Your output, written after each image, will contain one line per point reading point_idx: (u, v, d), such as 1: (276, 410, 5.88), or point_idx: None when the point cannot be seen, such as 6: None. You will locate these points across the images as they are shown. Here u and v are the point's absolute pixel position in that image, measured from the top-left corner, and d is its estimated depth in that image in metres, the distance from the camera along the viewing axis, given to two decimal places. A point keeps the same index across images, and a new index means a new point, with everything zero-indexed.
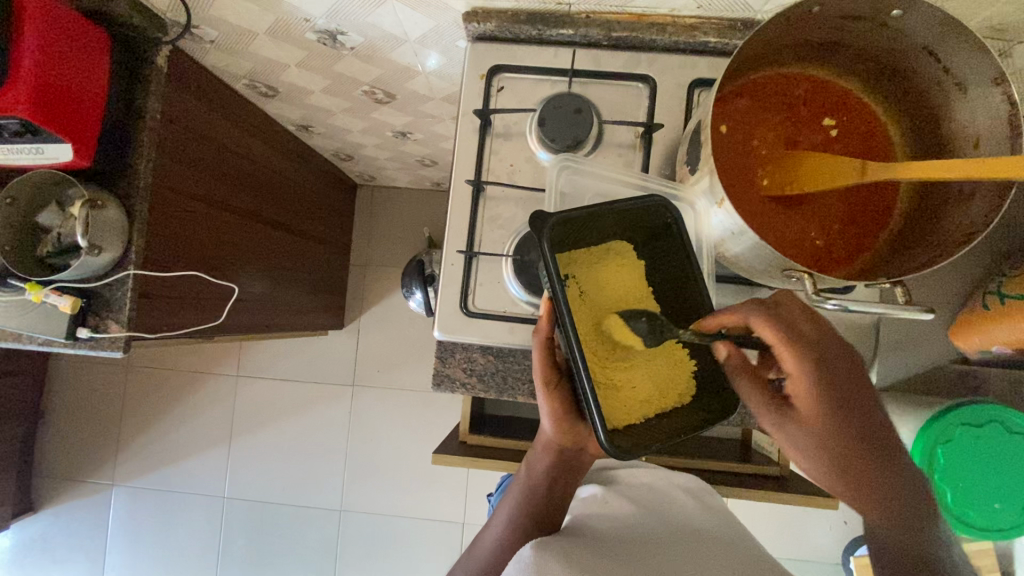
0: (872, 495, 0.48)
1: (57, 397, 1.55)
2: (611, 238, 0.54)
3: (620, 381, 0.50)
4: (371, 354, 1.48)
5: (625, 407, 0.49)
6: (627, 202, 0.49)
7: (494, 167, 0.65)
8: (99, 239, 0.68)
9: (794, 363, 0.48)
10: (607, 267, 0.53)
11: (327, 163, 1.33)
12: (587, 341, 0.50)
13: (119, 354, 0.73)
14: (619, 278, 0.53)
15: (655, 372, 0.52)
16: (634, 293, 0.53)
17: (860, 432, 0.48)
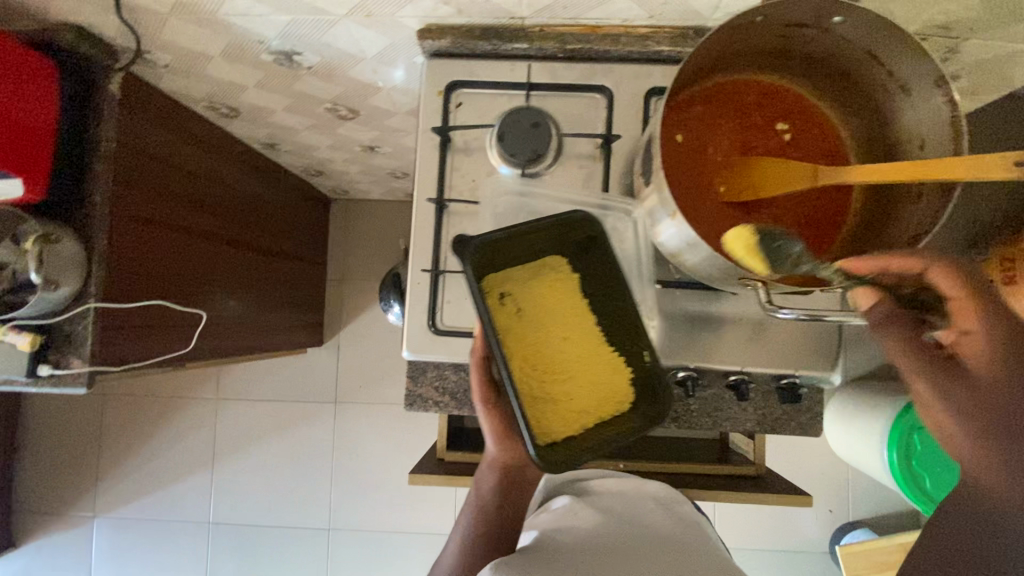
0: None
1: (31, 430, 1.51)
2: (545, 253, 0.57)
3: (558, 395, 0.54)
4: (352, 369, 1.47)
5: (564, 420, 0.53)
6: (547, 221, 0.53)
7: (455, 183, 0.65)
8: (56, 273, 0.66)
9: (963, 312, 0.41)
10: (542, 283, 0.56)
11: (297, 179, 1.32)
12: (521, 356, 0.53)
13: (83, 389, 0.71)
14: (554, 292, 0.56)
15: (591, 382, 0.55)
16: (569, 306, 0.56)
17: None
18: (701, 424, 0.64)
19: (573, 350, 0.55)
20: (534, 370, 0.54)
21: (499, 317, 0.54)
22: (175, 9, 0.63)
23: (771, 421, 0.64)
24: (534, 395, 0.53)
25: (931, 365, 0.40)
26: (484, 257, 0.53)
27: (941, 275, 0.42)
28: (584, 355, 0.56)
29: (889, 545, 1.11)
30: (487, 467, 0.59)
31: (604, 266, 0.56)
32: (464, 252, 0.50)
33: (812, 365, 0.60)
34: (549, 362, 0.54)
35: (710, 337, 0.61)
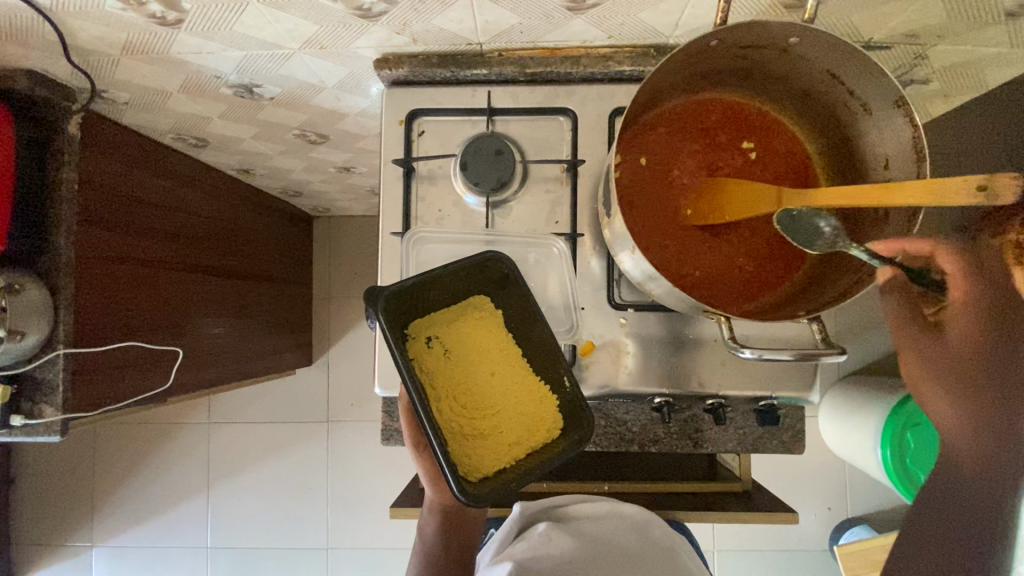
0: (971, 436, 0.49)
1: (27, 462, 1.51)
2: (468, 294, 0.59)
3: (485, 429, 0.53)
4: (343, 388, 1.47)
5: (493, 453, 0.53)
6: (458, 262, 0.54)
7: (422, 213, 0.63)
8: (21, 323, 0.65)
9: (966, 296, 0.50)
10: (464, 321, 0.57)
11: (276, 200, 1.31)
12: (444, 395, 0.54)
13: (57, 437, 0.70)
14: (477, 329, 0.57)
15: (522, 413, 0.55)
16: (495, 341, 0.57)
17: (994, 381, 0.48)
18: (682, 446, 0.64)
19: (500, 384, 0.56)
20: (461, 408, 0.54)
21: (424, 358, 0.55)
22: (127, 51, 0.61)
23: (753, 441, 0.63)
24: (461, 431, 0.53)
25: (910, 334, 0.53)
26: (400, 304, 0.54)
27: (953, 266, 0.50)
28: (511, 388, 0.56)
29: (884, 544, 1.11)
30: (427, 510, 0.66)
31: (523, 298, 0.57)
32: (375, 302, 0.51)
33: (793, 384, 0.59)
34: (476, 398, 0.55)
35: (687, 359, 0.60)
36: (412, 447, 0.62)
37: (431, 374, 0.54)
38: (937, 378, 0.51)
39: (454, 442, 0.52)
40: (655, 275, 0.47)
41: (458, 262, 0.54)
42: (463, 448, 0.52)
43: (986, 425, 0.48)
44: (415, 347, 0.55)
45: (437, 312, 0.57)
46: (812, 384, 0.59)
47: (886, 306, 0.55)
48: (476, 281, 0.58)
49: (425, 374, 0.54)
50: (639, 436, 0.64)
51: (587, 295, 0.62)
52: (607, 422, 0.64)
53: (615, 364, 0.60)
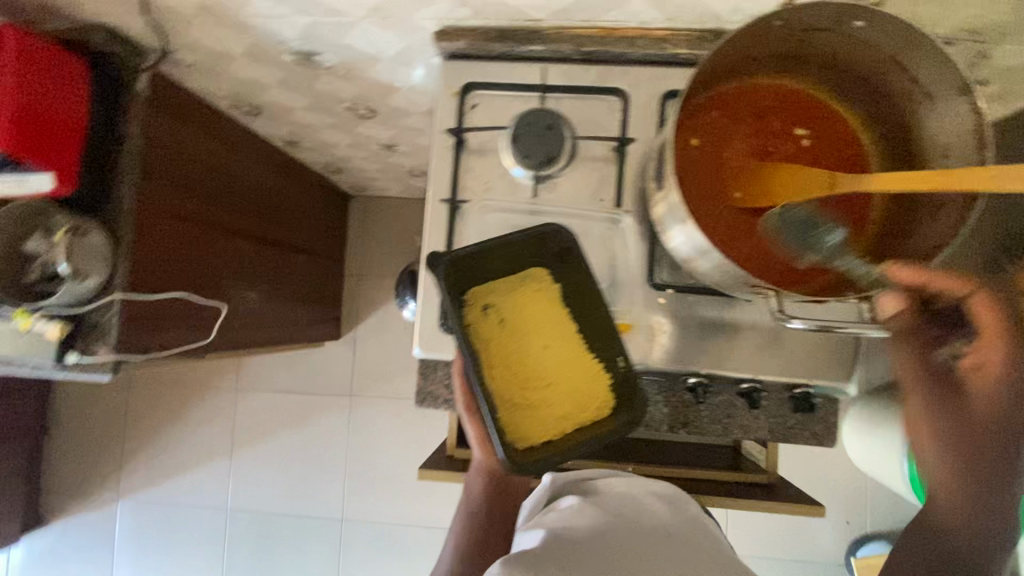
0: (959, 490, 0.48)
1: (62, 412, 1.58)
2: (527, 266, 0.59)
3: (536, 399, 0.55)
4: (367, 364, 1.50)
5: (541, 425, 0.54)
6: (516, 233, 0.56)
7: (469, 183, 0.65)
8: (84, 265, 0.69)
9: (995, 346, 0.46)
10: (521, 292, 0.58)
11: (317, 175, 1.34)
12: (498, 362, 0.55)
13: (108, 376, 0.74)
14: (533, 302, 0.58)
15: (573, 387, 0.56)
16: (550, 315, 0.58)
17: (985, 435, 0.47)
18: (711, 431, 0.64)
19: (555, 358, 0.57)
20: (514, 377, 0.55)
21: (481, 327, 0.56)
22: (201, 11, 0.64)
23: (784, 432, 0.63)
24: (512, 401, 0.55)
25: (930, 380, 0.49)
26: (460, 272, 0.56)
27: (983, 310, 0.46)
28: (565, 363, 0.57)
29: None
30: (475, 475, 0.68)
31: (580, 274, 0.58)
32: (435, 265, 0.54)
33: (830, 375, 0.59)
34: (529, 369, 0.56)
35: (723, 343, 0.60)
36: (464, 412, 0.62)
37: (486, 341, 0.56)
38: (939, 431, 0.49)
39: (506, 411, 0.54)
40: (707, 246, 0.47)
41: (519, 235, 0.57)
42: (514, 415, 0.54)
43: (970, 480, 0.48)
44: (471, 316, 0.56)
45: (496, 282, 0.58)
46: (849, 376, 0.59)
47: (891, 339, 0.50)
48: (536, 254, 0.59)
49: (481, 341, 0.56)
50: (668, 418, 0.65)
51: (627, 274, 0.62)
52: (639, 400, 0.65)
53: (651, 343, 0.61)
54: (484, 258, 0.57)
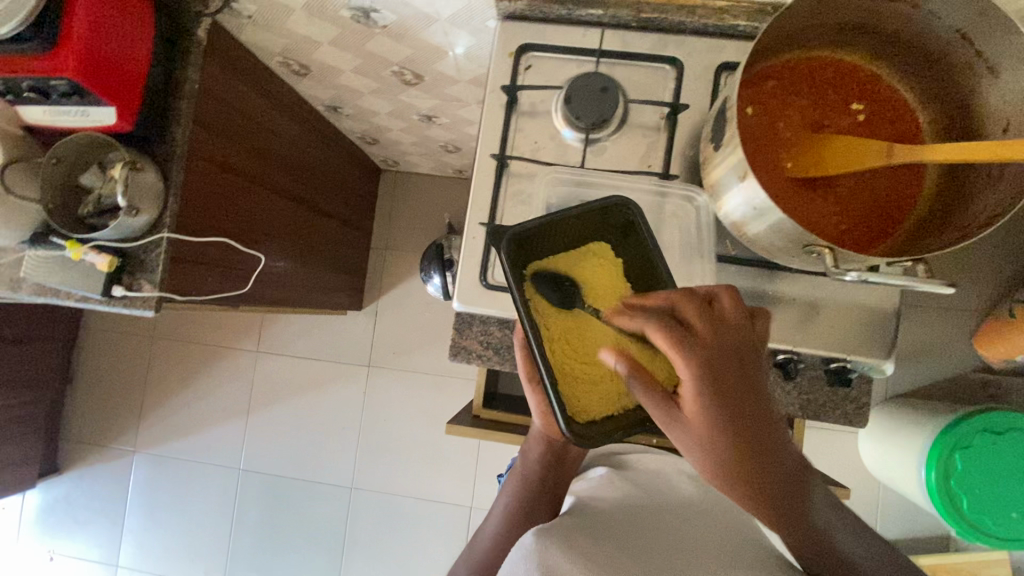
0: (753, 498, 0.53)
1: (86, 363, 1.61)
2: (590, 239, 0.60)
3: (599, 376, 0.56)
4: (387, 337, 1.52)
5: (604, 401, 0.55)
6: (582, 207, 0.56)
7: (518, 143, 0.65)
8: (137, 200, 0.71)
9: (686, 371, 0.49)
10: (585, 268, 0.59)
11: (353, 146, 1.36)
12: (562, 337, 0.56)
13: (151, 312, 0.76)
14: (599, 279, 0.59)
15: (635, 364, 0.57)
16: (613, 292, 0.59)
17: (720, 449, 0.51)
18: None
19: (616, 335, 0.58)
20: (576, 354, 0.56)
21: (545, 300, 0.57)
22: None
23: (814, 409, 0.64)
24: (576, 375, 0.55)
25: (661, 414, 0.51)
26: (521, 245, 0.56)
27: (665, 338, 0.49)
28: (626, 339, 0.58)
29: None
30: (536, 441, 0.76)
31: (642, 249, 0.58)
32: (498, 242, 0.54)
33: (869, 352, 0.59)
34: (592, 345, 0.57)
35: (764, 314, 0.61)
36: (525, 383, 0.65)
37: (548, 316, 0.57)
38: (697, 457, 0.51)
39: (570, 384, 0.54)
40: (762, 199, 0.47)
41: (583, 208, 0.56)
42: (578, 392, 0.55)
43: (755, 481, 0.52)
44: (536, 288, 0.57)
45: (558, 255, 0.59)
46: (888, 353, 0.59)
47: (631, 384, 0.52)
48: (599, 227, 0.60)
49: (543, 316, 0.56)
50: None
51: (671, 241, 0.63)
52: None
53: None
54: (546, 232, 0.57)
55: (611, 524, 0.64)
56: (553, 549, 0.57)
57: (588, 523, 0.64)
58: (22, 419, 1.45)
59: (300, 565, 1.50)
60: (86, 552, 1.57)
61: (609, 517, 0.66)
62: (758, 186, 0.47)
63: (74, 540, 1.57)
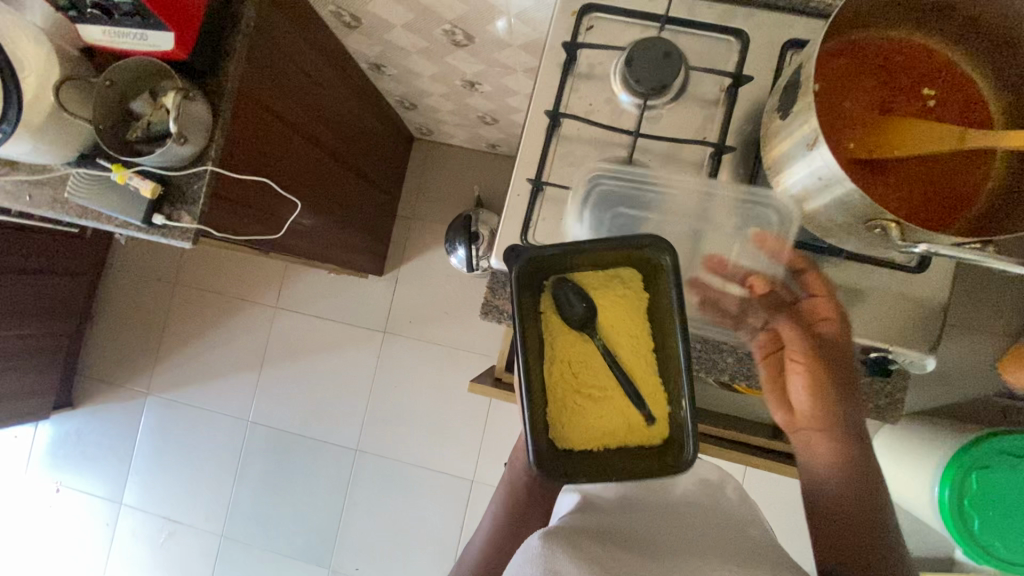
0: (840, 444, 0.61)
1: (107, 302, 1.63)
2: (622, 266, 0.57)
3: (588, 407, 0.57)
4: (405, 305, 1.52)
5: (586, 432, 0.56)
6: (604, 242, 0.53)
7: (572, 104, 0.64)
8: (187, 130, 0.71)
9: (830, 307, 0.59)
10: (607, 298, 0.57)
11: (390, 109, 1.35)
12: (562, 362, 0.58)
13: (188, 245, 0.77)
14: (615, 315, 0.57)
15: (627, 406, 0.57)
16: (630, 328, 0.58)
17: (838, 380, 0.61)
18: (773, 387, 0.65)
19: (620, 372, 0.57)
20: (572, 377, 0.58)
21: (558, 328, 0.58)
22: None
23: None
24: (566, 403, 0.57)
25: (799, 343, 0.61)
26: (537, 265, 0.55)
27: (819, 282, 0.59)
28: (628, 378, 0.57)
29: None
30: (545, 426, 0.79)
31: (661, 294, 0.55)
32: (511, 261, 0.53)
33: (912, 345, 0.59)
34: (591, 373, 0.58)
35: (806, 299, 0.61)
36: None
37: (555, 335, 0.58)
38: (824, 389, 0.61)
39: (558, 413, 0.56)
40: (831, 167, 0.45)
41: (605, 243, 0.53)
42: (563, 417, 0.56)
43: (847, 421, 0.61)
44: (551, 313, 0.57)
45: (584, 276, 0.58)
46: (931, 348, 0.59)
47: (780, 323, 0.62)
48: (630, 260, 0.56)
49: (549, 335, 0.57)
50: (732, 369, 0.67)
51: (718, 217, 0.62)
52: (707, 347, 0.66)
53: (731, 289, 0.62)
54: (569, 256, 0.55)
55: (613, 535, 0.63)
56: (560, 552, 0.55)
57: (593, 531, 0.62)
58: (42, 349, 1.47)
59: (299, 521, 1.51)
60: (91, 488, 1.60)
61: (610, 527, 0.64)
62: (830, 154, 0.45)
63: (81, 474, 1.60)
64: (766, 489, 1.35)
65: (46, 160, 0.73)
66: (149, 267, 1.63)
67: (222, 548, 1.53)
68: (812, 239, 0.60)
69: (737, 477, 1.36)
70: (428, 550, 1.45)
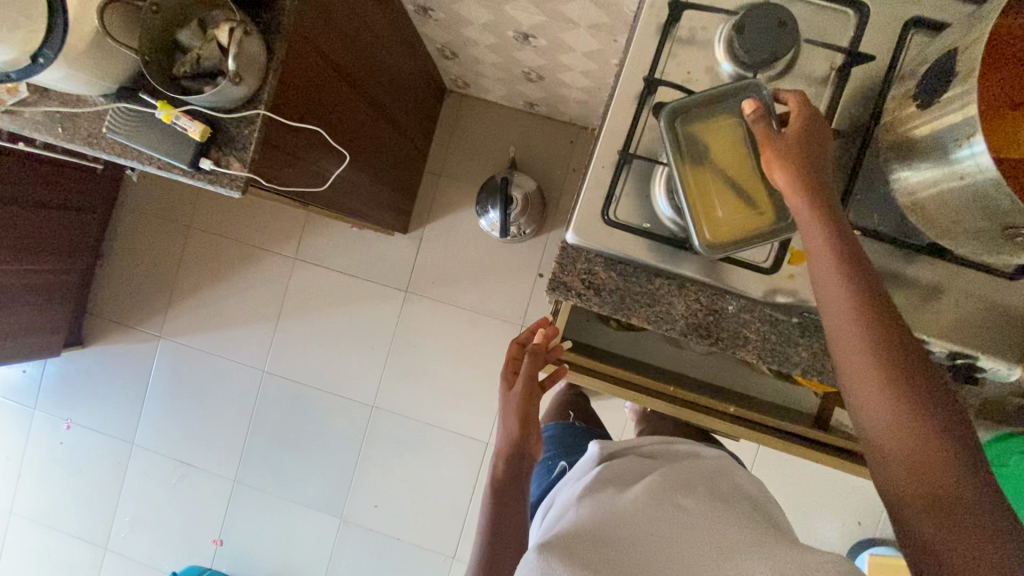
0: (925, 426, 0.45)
1: (118, 242, 1.58)
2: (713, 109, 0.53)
3: (723, 198, 0.53)
4: (429, 265, 1.49)
5: (724, 223, 0.53)
6: (706, 93, 0.52)
7: (669, 71, 0.59)
8: (242, 69, 0.65)
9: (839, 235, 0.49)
10: (712, 125, 0.53)
11: (427, 56, 1.27)
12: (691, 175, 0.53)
13: (237, 194, 0.72)
14: (720, 136, 0.53)
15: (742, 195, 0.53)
16: (731, 140, 0.53)
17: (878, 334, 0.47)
18: None
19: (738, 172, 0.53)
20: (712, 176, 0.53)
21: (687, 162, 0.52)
22: None
23: None
24: (705, 201, 0.53)
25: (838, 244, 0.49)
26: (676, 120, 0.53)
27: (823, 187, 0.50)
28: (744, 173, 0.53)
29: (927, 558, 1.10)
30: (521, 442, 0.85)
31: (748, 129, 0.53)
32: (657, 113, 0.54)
33: (1002, 355, 0.57)
34: (719, 170, 0.53)
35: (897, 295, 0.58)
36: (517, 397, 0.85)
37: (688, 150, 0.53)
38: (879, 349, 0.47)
39: (703, 220, 0.53)
40: (984, 165, 0.42)
41: (704, 95, 0.52)
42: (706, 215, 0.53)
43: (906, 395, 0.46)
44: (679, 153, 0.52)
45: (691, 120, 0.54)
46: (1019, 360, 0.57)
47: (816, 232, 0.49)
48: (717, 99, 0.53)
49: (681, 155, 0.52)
50: (805, 363, 0.64)
51: None
52: (783, 339, 0.64)
53: None
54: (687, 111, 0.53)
55: (616, 510, 0.59)
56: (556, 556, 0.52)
57: (594, 511, 0.59)
58: (54, 285, 1.43)
59: (314, 472, 1.52)
60: (101, 427, 1.59)
61: (613, 500, 0.61)
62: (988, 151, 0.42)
63: (92, 413, 1.59)
64: (775, 473, 1.39)
65: (82, 90, 0.67)
66: (161, 208, 1.56)
67: (236, 493, 1.55)
68: (910, 237, 0.57)
69: (750, 452, 1.39)
70: (442, 506, 1.48)
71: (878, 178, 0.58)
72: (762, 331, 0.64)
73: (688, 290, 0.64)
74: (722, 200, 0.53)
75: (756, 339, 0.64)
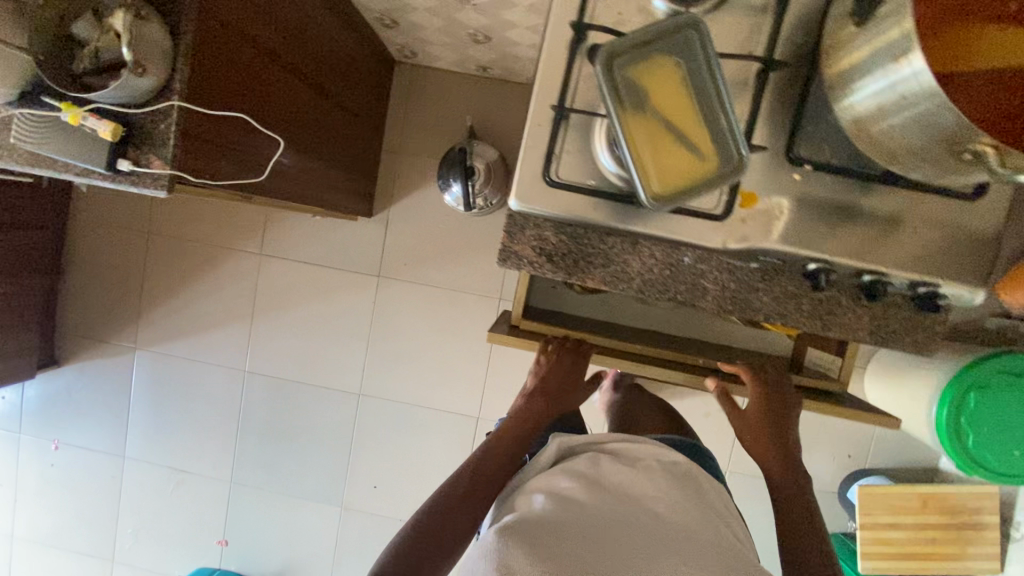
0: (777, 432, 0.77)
1: (77, 256, 1.53)
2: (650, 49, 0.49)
3: (664, 146, 0.50)
4: (398, 247, 1.45)
5: (668, 171, 0.50)
6: (643, 31, 0.48)
7: (599, 13, 0.56)
8: (146, 58, 0.61)
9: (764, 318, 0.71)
10: (649, 70, 0.49)
11: (368, 27, 1.20)
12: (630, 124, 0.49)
13: (163, 193, 0.67)
14: (658, 80, 0.49)
15: (685, 141, 0.50)
16: (670, 84, 0.49)
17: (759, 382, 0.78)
18: (810, 325, 0.63)
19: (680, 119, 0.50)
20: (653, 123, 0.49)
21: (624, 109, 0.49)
22: None
23: (883, 334, 0.62)
24: (647, 150, 0.49)
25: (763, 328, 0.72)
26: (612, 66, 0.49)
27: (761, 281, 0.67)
28: (687, 120, 0.50)
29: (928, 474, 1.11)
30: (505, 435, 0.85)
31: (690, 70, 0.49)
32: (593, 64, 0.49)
33: (964, 279, 0.55)
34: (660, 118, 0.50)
35: (854, 229, 0.55)
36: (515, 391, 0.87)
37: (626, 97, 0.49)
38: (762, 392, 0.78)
39: (646, 169, 0.50)
40: (925, 82, 0.40)
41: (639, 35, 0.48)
42: (648, 164, 0.50)
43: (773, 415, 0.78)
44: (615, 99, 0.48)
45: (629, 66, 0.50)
46: (981, 283, 0.55)
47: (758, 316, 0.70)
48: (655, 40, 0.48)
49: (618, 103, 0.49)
50: (767, 308, 0.63)
51: (763, 143, 0.55)
52: (743, 286, 0.62)
53: (772, 225, 0.56)
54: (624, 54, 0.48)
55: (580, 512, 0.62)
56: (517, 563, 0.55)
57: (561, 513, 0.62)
58: (17, 307, 1.39)
59: (308, 465, 1.52)
60: (90, 444, 1.58)
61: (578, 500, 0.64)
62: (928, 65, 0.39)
63: (79, 431, 1.58)
64: None
65: None
66: (116, 217, 1.51)
67: (233, 494, 1.55)
68: (862, 165, 0.55)
69: None
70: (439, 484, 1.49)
71: (827, 106, 0.55)
72: (722, 280, 0.62)
73: (642, 247, 0.62)
74: (665, 149, 0.50)
75: (716, 288, 0.62)
